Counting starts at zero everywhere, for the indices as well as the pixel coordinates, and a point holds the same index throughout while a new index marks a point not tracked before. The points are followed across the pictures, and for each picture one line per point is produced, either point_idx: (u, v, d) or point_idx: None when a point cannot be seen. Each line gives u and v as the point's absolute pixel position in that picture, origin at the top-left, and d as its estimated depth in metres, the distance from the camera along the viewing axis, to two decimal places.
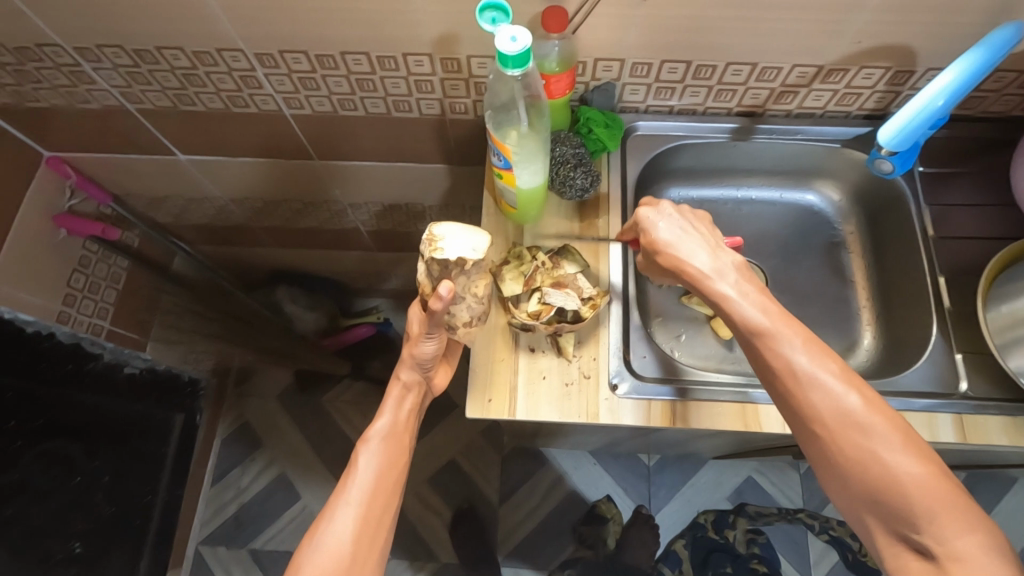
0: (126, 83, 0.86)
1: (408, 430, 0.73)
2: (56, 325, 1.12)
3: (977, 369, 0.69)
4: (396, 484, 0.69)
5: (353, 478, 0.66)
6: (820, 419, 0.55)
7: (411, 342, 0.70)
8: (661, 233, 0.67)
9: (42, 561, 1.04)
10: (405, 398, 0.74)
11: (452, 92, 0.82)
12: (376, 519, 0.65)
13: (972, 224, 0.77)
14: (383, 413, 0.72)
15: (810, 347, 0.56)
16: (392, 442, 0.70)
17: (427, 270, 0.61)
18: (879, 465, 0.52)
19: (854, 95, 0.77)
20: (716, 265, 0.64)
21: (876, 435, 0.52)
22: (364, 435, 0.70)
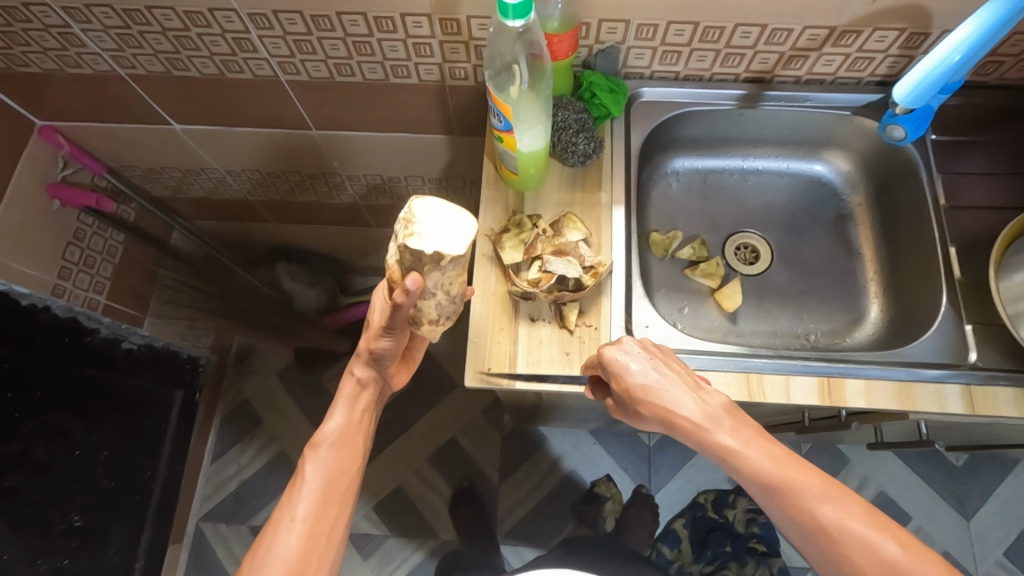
0: (117, 46, 0.84)
1: (363, 432, 0.73)
2: (51, 298, 1.10)
3: (987, 340, 0.68)
4: (347, 491, 0.70)
5: (301, 491, 0.67)
6: (810, 533, 0.54)
7: (369, 335, 0.70)
8: (635, 375, 0.61)
9: (41, 533, 1.04)
10: (359, 399, 0.73)
11: (452, 56, 0.80)
12: (325, 531, 0.66)
13: (985, 194, 0.75)
14: (335, 417, 0.72)
15: (757, 450, 0.57)
16: (343, 448, 0.71)
17: (397, 255, 0.58)
18: (870, 566, 0.51)
19: (867, 59, 0.75)
20: (704, 410, 0.59)
21: (846, 536, 0.52)
22: (313, 442, 0.70)
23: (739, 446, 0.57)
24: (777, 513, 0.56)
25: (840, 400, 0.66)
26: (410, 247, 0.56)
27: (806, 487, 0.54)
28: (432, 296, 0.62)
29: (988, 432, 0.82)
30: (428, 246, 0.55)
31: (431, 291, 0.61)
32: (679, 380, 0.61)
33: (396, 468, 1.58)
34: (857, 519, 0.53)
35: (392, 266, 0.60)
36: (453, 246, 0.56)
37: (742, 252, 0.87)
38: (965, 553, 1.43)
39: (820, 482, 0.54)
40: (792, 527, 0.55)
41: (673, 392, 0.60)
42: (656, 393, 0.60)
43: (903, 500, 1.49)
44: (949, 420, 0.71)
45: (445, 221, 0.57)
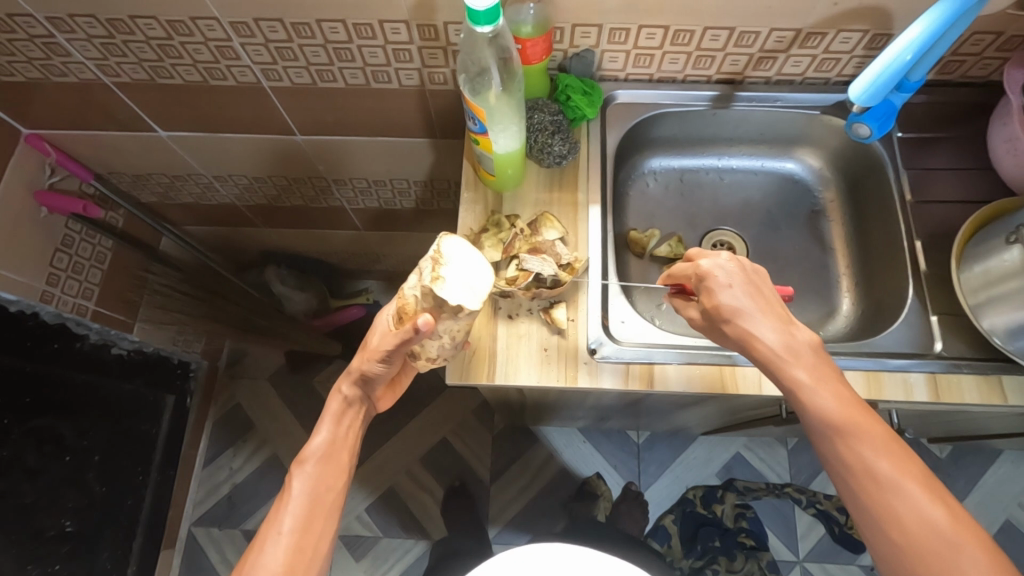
0: (102, 55, 0.85)
1: (349, 447, 0.71)
2: (40, 304, 1.11)
3: (952, 329, 0.70)
4: (333, 506, 0.67)
5: (285, 506, 0.65)
6: (854, 478, 0.55)
7: (363, 355, 0.68)
8: (726, 300, 0.59)
9: (32, 537, 1.06)
10: (346, 415, 0.71)
11: (430, 61, 0.82)
12: (311, 548, 0.64)
13: (950, 188, 0.77)
14: (321, 431, 0.70)
15: (830, 389, 0.57)
16: (330, 463, 0.68)
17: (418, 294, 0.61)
18: (906, 517, 0.52)
19: (833, 60, 0.77)
20: (786, 341, 0.58)
21: (890, 489, 0.53)
22: (299, 456, 0.68)
23: (811, 380, 0.57)
24: (826, 450, 0.57)
25: None
26: (434, 290, 0.59)
27: (861, 426, 0.55)
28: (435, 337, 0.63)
29: (958, 420, 0.85)
30: (450, 293, 0.59)
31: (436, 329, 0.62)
32: (769, 306, 0.60)
33: (388, 469, 1.59)
34: (910, 478, 0.53)
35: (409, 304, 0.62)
36: (471, 298, 0.60)
37: (718, 249, 0.88)
38: None
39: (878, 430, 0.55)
40: (837, 468, 0.56)
41: (760, 318, 0.59)
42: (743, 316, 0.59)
43: None
44: (919, 408, 0.73)
45: (467, 269, 0.61)
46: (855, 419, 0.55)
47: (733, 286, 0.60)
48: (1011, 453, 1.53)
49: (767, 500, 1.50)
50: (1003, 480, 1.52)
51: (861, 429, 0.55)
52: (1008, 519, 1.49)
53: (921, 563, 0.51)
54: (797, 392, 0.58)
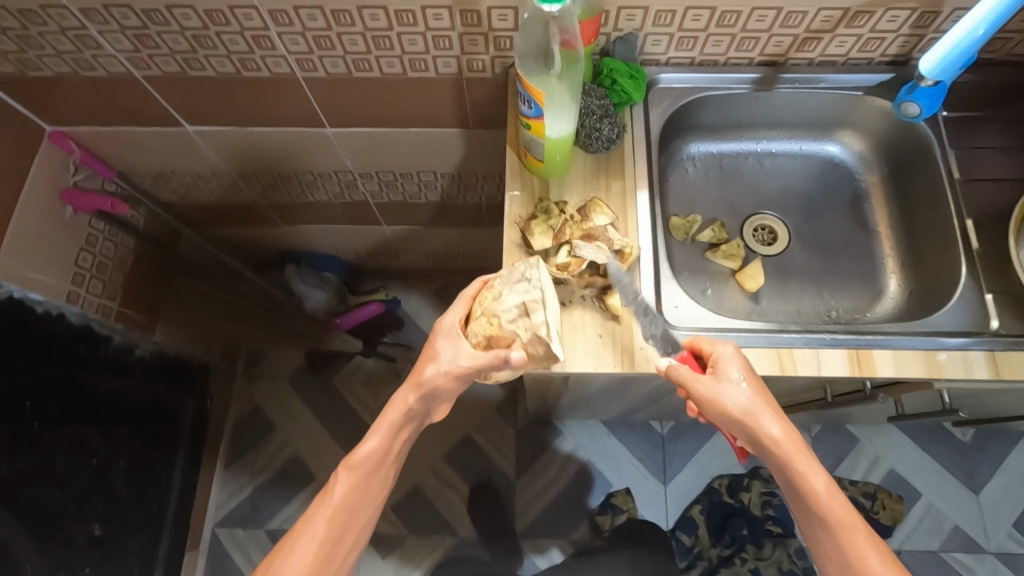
0: (133, 47, 0.83)
1: (394, 460, 0.72)
2: (66, 305, 1.09)
3: (1008, 307, 0.70)
4: (365, 515, 0.71)
5: (323, 508, 0.68)
6: (848, 571, 0.60)
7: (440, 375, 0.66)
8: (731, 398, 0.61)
9: (62, 545, 1.04)
10: (402, 427, 0.70)
11: (470, 48, 0.81)
12: (335, 553, 0.69)
13: (998, 166, 0.76)
14: (373, 439, 0.69)
15: (829, 486, 0.60)
16: (374, 475, 0.70)
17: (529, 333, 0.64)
18: None
19: (878, 40, 0.76)
20: (787, 435, 0.60)
21: None
22: (347, 462, 0.69)
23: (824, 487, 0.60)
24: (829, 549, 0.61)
25: (869, 369, 0.67)
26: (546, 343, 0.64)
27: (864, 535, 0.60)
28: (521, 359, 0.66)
29: (1002, 400, 0.85)
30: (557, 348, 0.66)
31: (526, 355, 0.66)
32: (765, 402, 0.61)
33: (413, 466, 1.58)
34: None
35: (508, 339, 0.65)
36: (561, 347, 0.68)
37: (761, 233, 0.88)
38: (975, 527, 1.49)
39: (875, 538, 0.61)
40: (834, 558, 0.61)
41: (755, 408, 0.61)
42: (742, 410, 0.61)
43: (915, 478, 1.53)
44: (974, 388, 0.73)
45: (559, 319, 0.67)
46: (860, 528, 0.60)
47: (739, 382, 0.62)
48: None
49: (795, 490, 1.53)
50: None
51: (864, 538, 0.60)
52: None
53: None
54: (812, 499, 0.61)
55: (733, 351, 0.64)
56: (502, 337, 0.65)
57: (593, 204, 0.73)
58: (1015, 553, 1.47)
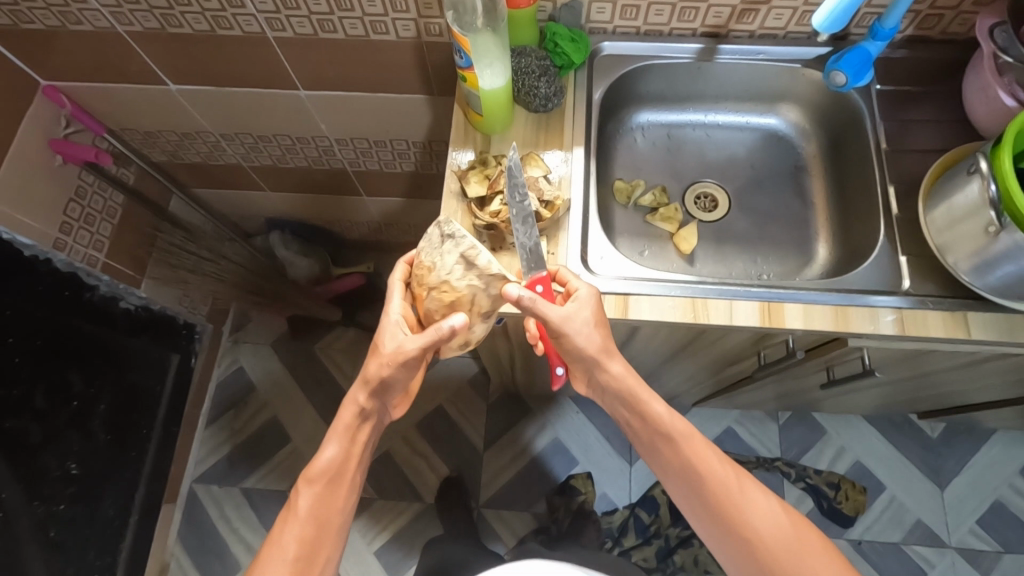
0: (116, 2, 0.90)
1: (355, 468, 0.76)
2: (53, 251, 1.15)
3: (920, 269, 0.72)
4: (337, 526, 0.75)
5: (291, 522, 0.73)
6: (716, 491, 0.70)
7: (379, 361, 0.71)
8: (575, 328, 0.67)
9: (37, 477, 1.09)
10: (358, 430, 0.76)
11: (426, 11, 0.85)
12: (313, 568, 0.73)
13: (926, 138, 0.79)
14: (330, 447, 0.75)
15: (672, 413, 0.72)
16: (335, 485, 0.74)
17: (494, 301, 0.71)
18: (755, 517, 0.69)
19: (813, 13, 0.79)
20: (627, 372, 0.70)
21: (740, 496, 0.70)
22: (306, 477, 0.74)
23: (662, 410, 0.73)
24: (681, 470, 0.72)
25: (779, 321, 0.70)
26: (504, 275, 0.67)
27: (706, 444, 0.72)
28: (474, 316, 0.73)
29: (929, 371, 0.88)
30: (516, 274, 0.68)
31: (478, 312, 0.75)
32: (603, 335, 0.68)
33: (386, 434, 1.63)
34: (749, 485, 0.71)
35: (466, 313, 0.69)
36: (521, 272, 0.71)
37: (702, 201, 0.91)
38: (938, 521, 1.49)
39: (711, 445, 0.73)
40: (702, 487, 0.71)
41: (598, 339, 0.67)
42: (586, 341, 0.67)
43: (880, 470, 1.54)
44: (889, 350, 0.76)
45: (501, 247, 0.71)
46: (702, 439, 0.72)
47: (581, 313, 0.67)
48: (1003, 434, 1.54)
49: (758, 475, 1.55)
50: (995, 461, 1.53)
51: (708, 447, 0.72)
52: (999, 499, 1.51)
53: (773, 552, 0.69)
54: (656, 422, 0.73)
55: (589, 293, 0.69)
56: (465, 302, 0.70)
57: (528, 156, 0.77)
58: (977, 549, 1.47)
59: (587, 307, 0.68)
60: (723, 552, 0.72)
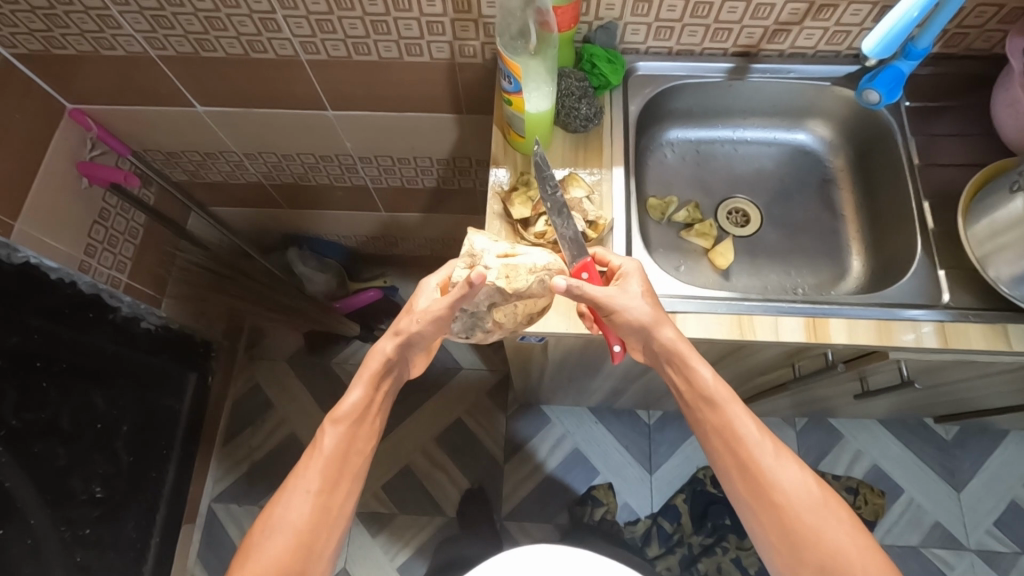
0: (150, 28, 0.90)
1: (378, 412, 0.73)
2: (78, 274, 1.15)
3: (959, 282, 0.74)
4: (359, 467, 0.71)
5: (313, 459, 0.68)
6: (742, 450, 0.68)
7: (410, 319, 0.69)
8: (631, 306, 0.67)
9: (65, 500, 1.09)
10: (383, 377, 0.72)
11: (462, 33, 0.86)
12: (335, 507, 0.68)
13: (955, 152, 0.81)
14: (354, 390, 0.71)
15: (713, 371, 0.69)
16: (361, 425, 0.71)
17: (525, 265, 0.68)
18: (781, 482, 0.66)
19: (844, 33, 0.81)
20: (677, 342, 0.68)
21: (768, 458, 0.67)
22: (331, 415, 0.70)
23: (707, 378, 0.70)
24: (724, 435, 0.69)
25: (824, 336, 0.72)
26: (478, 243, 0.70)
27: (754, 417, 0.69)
28: (532, 299, 0.70)
29: (962, 378, 0.89)
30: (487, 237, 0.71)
31: (541, 300, 0.70)
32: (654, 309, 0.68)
33: (405, 448, 1.63)
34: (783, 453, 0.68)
35: (501, 285, 0.67)
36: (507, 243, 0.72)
37: (734, 216, 0.93)
38: (956, 523, 1.51)
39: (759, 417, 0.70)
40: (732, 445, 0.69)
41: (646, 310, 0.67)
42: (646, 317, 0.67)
43: (897, 473, 1.56)
44: (928, 360, 0.77)
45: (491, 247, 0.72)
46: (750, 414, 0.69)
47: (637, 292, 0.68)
48: (1016, 435, 1.57)
49: None
50: (1010, 462, 1.55)
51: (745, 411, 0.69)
52: (1016, 500, 1.53)
53: (799, 523, 0.65)
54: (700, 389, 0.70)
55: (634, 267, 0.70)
56: (506, 281, 0.67)
57: (571, 175, 0.78)
58: (995, 550, 1.49)
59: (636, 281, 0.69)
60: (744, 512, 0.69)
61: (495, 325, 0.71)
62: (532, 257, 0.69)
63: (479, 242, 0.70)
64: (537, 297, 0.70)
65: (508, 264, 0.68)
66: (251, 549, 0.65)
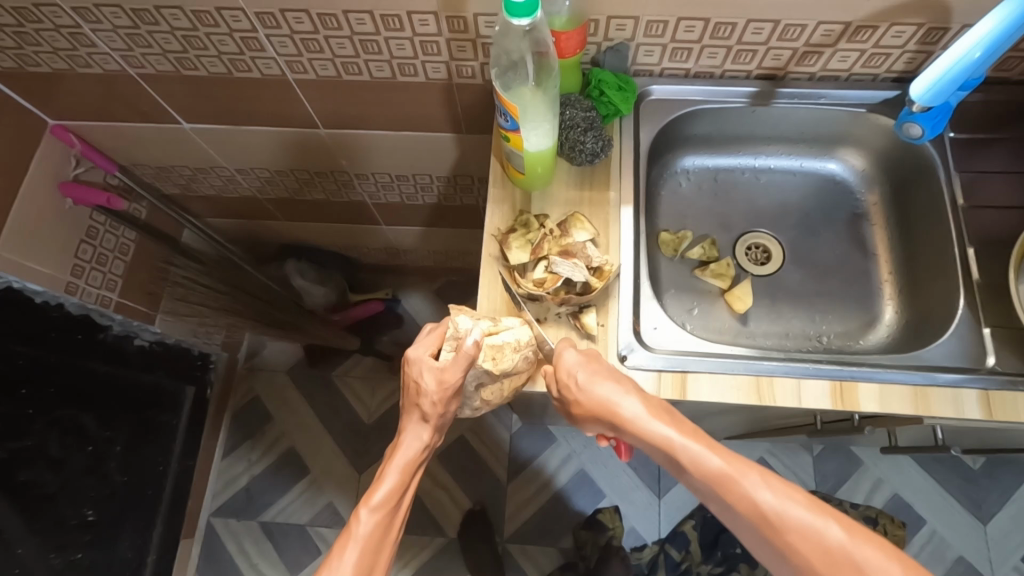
0: (127, 46, 0.84)
1: (406, 500, 0.65)
2: (65, 295, 1.10)
3: (1005, 343, 0.67)
4: (385, 558, 0.62)
5: (347, 553, 0.59)
6: (706, 481, 0.57)
7: (441, 391, 0.62)
8: (564, 369, 0.65)
9: (55, 527, 1.06)
10: (416, 466, 0.65)
11: (459, 54, 0.79)
12: None
13: (1004, 193, 0.73)
14: (391, 475, 0.62)
15: (642, 399, 0.61)
16: (395, 513, 0.62)
17: (509, 344, 0.64)
18: (763, 507, 0.54)
19: (883, 56, 0.72)
20: (596, 391, 0.62)
21: (741, 481, 0.55)
22: (367, 500, 0.61)
23: (680, 437, 0.58)
24: (720, 505, 0.56)
25: (852, 404, 0.64)
26: (462, 320, 0.64)
27: (748, 474, 0.55)
28: (516, 377, 0.66)
29: (1003, 436, 0.81)
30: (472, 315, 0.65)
31: (525, 374, 0.67)
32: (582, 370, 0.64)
33: None
34: (749, 471, 0.55)
35: (489, 368, 0.63)
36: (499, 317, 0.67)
37: (753, 252, 0.85)
38: (981, 557, 1.44)
39: (758, 469, 0.56)
40: (698, 483, 0.58)
41: (571, 366, 0.64)
42: (607, 401, 0.61)
43: (919, 503, 1.48)
44: (968, 426, 0.70)
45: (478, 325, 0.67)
46: (741, 469, 0.55)
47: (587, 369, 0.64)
48: None
49: None
50: None
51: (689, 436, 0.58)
52: None
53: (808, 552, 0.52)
54: (673, 454, 0.58)
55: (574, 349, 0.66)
56: (492, 363, 0.63)
57: (574, 215, 0.71)
58: None
59: (589, 359, 0.65)
60: (757, 548, 0.57)
61: (483, 403, 0.67)
62: (515, 332, 0.65)
63: (463, 322, 0.64)
64: (522, 372, 0.66)
65: (493, 343, 0.63)
66: None
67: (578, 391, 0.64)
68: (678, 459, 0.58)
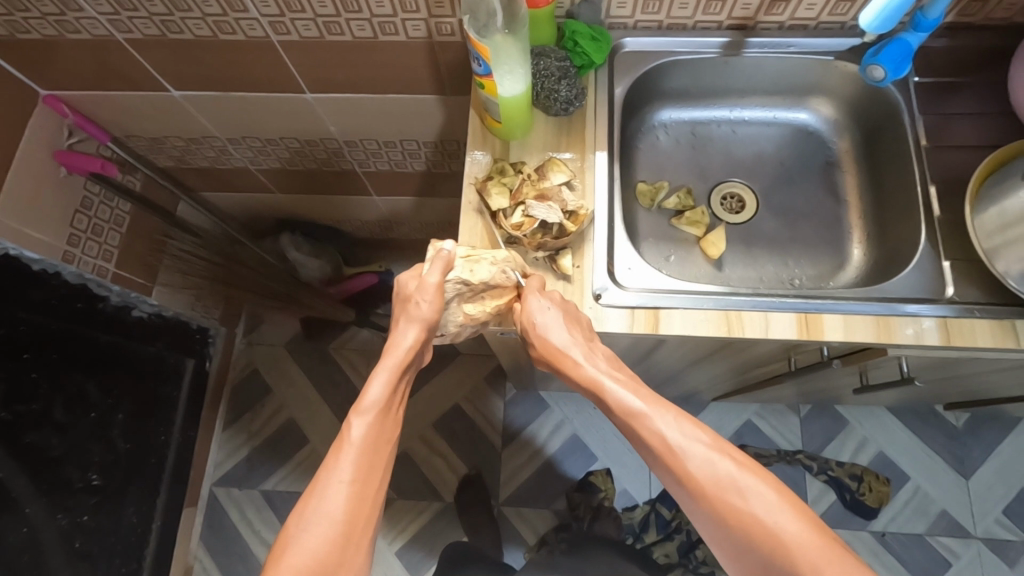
0: (114, 9, 0.86)
1: (400, 400, 0.65)
2: (62, 265, 1.02)
3: (965, 275, 0.69)
4: (388, 458, 0.63)
5: (343, 454, 0.59)
6: (620, 416, 0.62)
7: (422, 294, 0.64)
8: (532, 308, 0.66)
9: (61, 488, 1.00)
10: (406, 371, 0.64)
11: (437, 11, 0.81)
12: (369, 499, 0.59)
13: (969, 134, 0.75)
14: (380, 377, 0.62)
15: (582, 345, 0.65)
16: (388, 414, 0.62)
17: (486, 257, 0.68)
18: (663, 440, 0.59)
19: (848, 3, 0.74)
20: (544, 335, 0.65)
21: (649, 417, 0.60)
22: (358, 404, 0.61)
23: (608, 379, 0.63)
24: (633, 439, 0.61)
25: (817, 333, 0.67)
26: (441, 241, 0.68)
27: (661, 413, 0.60)
28: (496, 296, 0.69)
29: (971, 372, 0.84)
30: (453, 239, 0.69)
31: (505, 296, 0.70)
32: (547, 313, 0.66)
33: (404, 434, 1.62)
34: (662, 411, 0.60)
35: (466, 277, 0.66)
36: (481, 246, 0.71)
37: (729, 201, 0.88)
38: (964, 512, 1.47)
39: (673, 410, 0.60)
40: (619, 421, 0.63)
41: (539, 308, 0.66)
42: (553, 344, 0.64)
43: (904, 461, 1.52)
44: (933, 357, 0.73)
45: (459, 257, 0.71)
46: (655, 407, 0.60)
47: (549, 318, 0.66)
48: None
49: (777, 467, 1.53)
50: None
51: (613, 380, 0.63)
52: None
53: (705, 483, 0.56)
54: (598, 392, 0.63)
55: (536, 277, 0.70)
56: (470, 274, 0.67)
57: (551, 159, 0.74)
58: (1004, 539, 1.45)
59: (559, 309, 0.67)
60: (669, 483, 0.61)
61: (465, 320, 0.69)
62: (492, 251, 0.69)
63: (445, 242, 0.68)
64: (502, 289, 0.69)
65: (471, 257, 0.68)
66: (288, 542, 0.56)
67: (534, 334, 0.66)
68: (605, 398, 0.62)
